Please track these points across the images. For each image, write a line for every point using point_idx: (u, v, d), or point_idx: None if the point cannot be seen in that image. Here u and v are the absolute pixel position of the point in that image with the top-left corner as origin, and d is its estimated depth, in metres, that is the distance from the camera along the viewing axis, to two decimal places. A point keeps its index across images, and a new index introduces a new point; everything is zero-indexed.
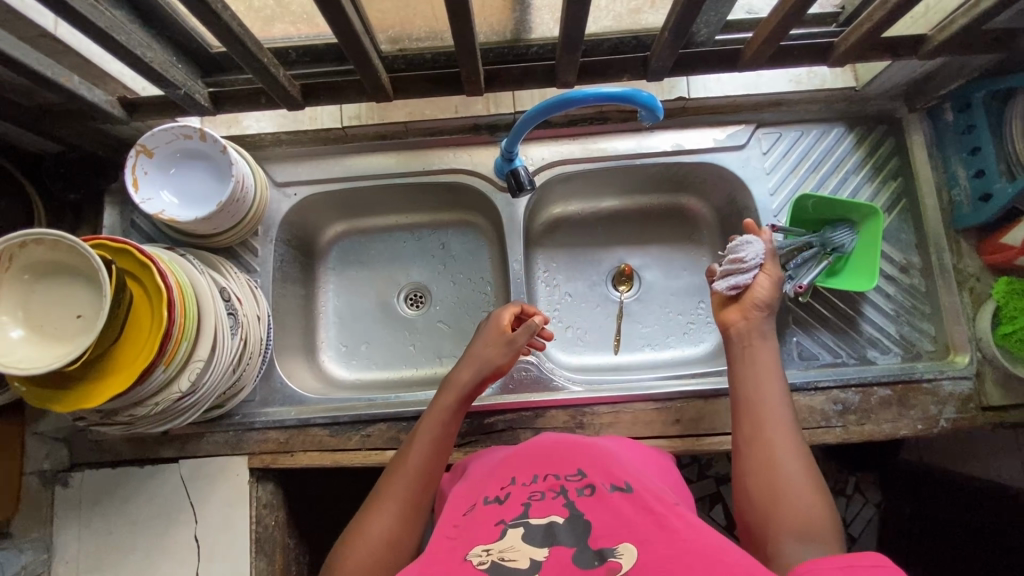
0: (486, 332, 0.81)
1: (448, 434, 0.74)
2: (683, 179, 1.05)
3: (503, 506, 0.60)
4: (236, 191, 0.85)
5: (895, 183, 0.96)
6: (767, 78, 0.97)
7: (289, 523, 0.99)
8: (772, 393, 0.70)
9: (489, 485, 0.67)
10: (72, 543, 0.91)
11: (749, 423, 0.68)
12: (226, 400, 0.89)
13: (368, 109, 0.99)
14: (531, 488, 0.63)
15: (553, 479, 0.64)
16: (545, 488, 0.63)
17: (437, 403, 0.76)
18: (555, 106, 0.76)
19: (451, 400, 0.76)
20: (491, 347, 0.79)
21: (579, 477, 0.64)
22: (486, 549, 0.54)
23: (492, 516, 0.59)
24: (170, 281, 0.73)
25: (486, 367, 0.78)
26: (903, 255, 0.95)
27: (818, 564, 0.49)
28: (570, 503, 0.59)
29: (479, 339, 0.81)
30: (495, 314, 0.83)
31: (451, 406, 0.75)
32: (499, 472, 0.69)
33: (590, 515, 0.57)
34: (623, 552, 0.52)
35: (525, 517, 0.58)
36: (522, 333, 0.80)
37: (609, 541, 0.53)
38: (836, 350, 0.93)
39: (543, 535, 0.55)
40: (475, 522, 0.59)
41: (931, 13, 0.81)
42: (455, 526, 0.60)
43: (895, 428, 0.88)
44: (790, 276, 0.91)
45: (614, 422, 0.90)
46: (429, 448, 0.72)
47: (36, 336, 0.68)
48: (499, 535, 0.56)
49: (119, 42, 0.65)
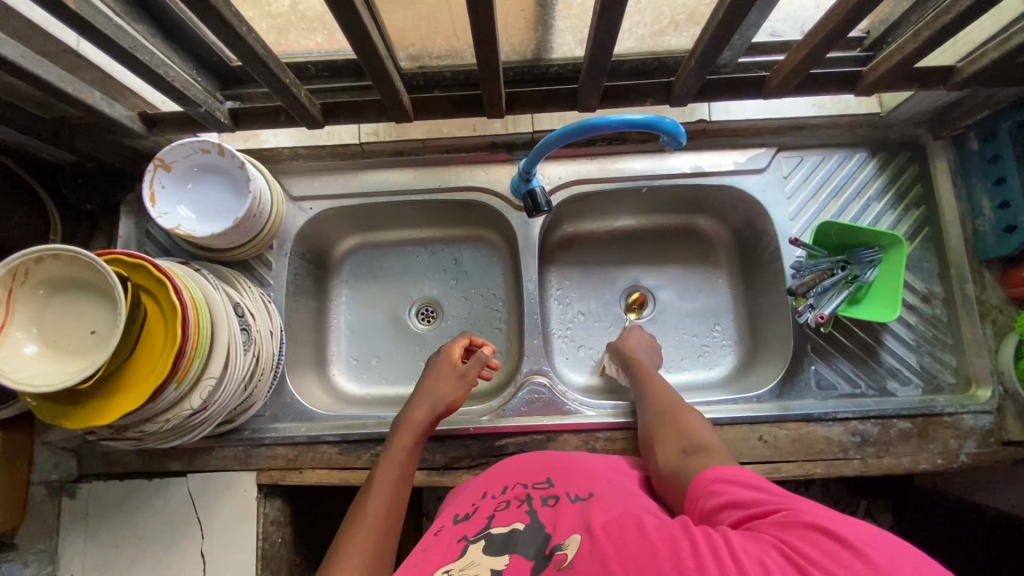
0: (438, 369, 0.88)
1: (405, 474, 0.75)
2: (700, 201, 1.04)
3: (470, 522, 0.62)
4: (253, 208, 0.85)
5: (918, 211, 0.95)
6: (789, 102, 0.95)
7: (296, 539, 0.98)
8: (658, 386, 0.84)
9: (461, 505, 0.68)
10: (78, 554, 0.90)
11: (651, 414, 0.80)
12: (236, 415, 0.88)
13: (386, 127, 0.99)
14: (499, 500, 0.65)
15: (520, 488, 0.66)
16: (511, 497, 0.65)
17: (391, 444, 0.78)
18: (576, 131, 0.75)
19: (408, 439, 0.78)
20: (444, 382, 0.85)
21: (546, 487, 0.65)
22: (446, 570, 0.53)
23: (456, 534, 0.60)
24: (184, 297, 0.72)
25: (441, 404, 0.83)
26: (925, 285, 0.93)
27: (704, 480, 0.60)
28: (532, 511, 0.61)
29: (432, 376, 0.86)
30: (446, 350, 0.90)
31: (407, 446, 0.78)
32: (472, 492, 0.71)
33: (547, 523, 0.58)
34: (570, 544, 0.52)
35: (487, 530, 0.59)
36: (472, 366, 0.88)
37: (560, 538, 0.54)
38: (854, 380, 0.91)
39: (501, 545, 0.56)
40: (442, 540, 0.60)
41: (960, 44, 0.79)
42: (422, 549, 0.61)
43: (915, 462, 0.86)
44: (811, 304, 0.90)
45: (627, 447, 0.89)
46: (389, 489, 0.72)
47: (50, 351, 0.68)
48: (459, 553, 0.56)
49: (141, 62, 0.64)
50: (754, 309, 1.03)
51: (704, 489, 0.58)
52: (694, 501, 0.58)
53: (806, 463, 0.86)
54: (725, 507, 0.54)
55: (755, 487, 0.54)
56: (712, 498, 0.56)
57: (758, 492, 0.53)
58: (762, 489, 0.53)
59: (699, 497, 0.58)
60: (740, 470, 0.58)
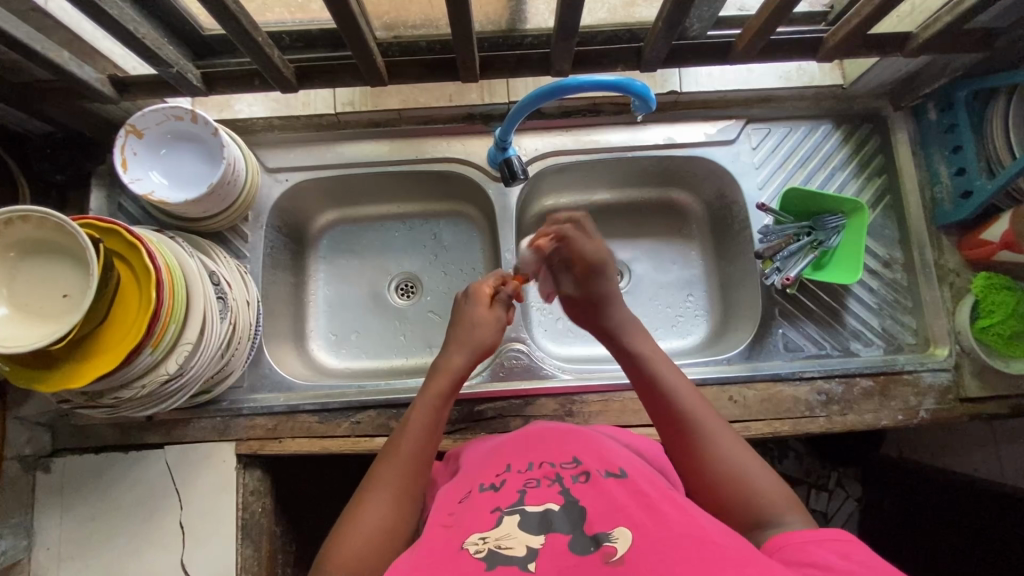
0: (467, 310, 0.79)
1: (444, 414, 0.72)
2: (673, 173, 1.06)
3: (499, 494, 0.60)
4: (228, 174, 0.84)
5: (879, 179, 0.99)
6: (757, 73, 0.98)
7: (276, 511, 0.98)
8: (704, 422, 0.65)
9: (484, 473, 0.66)
10: (53, 529, 0.89)
11: (695, 447, 0.64)
12: (214, 384, 0.88)
13: (362, 96, 0.99)
14: (526, 476, 0.62)
15: (548, 466, 0.63)
16: (540, 475, 0.62)
17: (426, 390, 0.73)
18: (548, 93, 0.76)
19: (443, 386, 0.73)
20: (478, 326, 0.78)
21: (574, 465, 0.63)
22: (482, 538, 0.53)
23: (488, 503, 0.59)
24: (159, 262, 0.71)
25: (477, 348, 0.77)
26: (886, 251, 0.97)
27: (791, 536, 0.53)
28: (565, 490, 0.58)
29: (463, 317, 0.79)
30: (475, 289, 0.81)
31: (444, 390, 0.73)
32: (496, 460, 0.68)
33: (585, 502, 0.56)
34: (618, 536, 0.51)
35: (520, 505, 0.57)
36: (500, 309, 0.81)
37: (605, 525, 0.53)
38: (820, 342, 0.94)
39: (539, 522, 0.55)
40: (471, 510, 0.59)
41: (916, 12, 0.83)
42: (450, 516, 0.59)
43: (876, 418, 0.89)
44: (778, 267, 0.94)
45: (602, 410, 0.91)
46: (422, 433, 0.68)
47: (21, 314, 0.67)
48: (494, 523, 0.55)
49: (111, 16, 0.65)
50: (726, 278, 1.06)
51: (791, 545, 0.52)
52: (776, 552, 0.52)
53: (774, 421, 0.89)
54: (811, 570, 0.48)
55: (852, 561, 0.49)
56: (796, 558, 0.50)
57: (857, 571, 0.48)
58: (863, 570, 0.48)
59: (784, 550, 0.52)
60: (836, 534, 0.51)
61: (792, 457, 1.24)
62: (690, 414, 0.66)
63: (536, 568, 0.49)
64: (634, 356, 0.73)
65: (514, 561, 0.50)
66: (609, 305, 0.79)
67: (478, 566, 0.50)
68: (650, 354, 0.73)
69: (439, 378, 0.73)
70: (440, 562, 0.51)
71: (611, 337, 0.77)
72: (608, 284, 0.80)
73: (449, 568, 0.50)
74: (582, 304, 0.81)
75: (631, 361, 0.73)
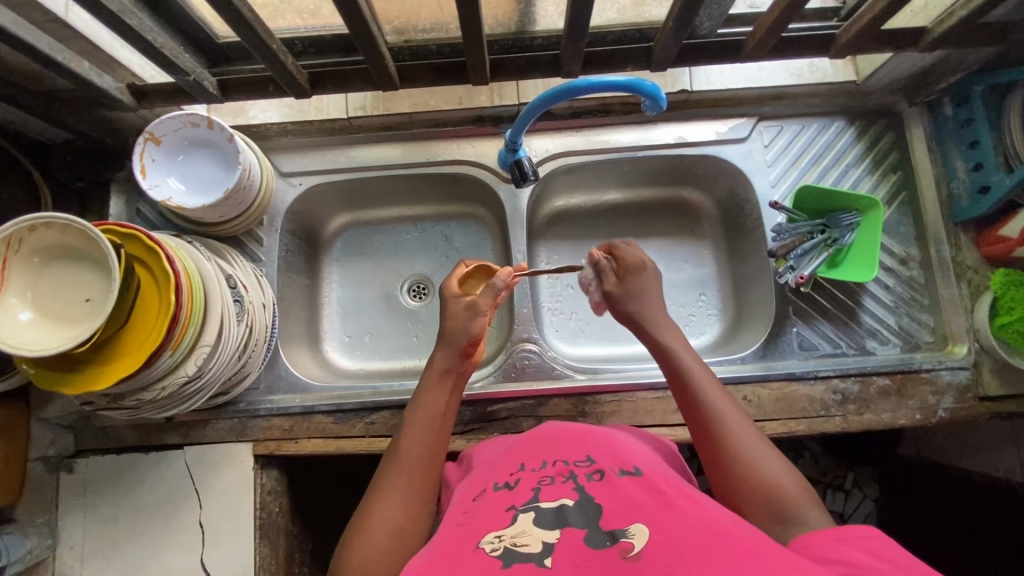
0: (447, 307, 0.79)
1: (445, 411, 0.72)
2: (685, 172, 1.06)
3: (514, 492, 0.60)
4: (243, 179, 0.86)
5: (895, 176, 0.97)
6: (767, 71, 0.99)
7: (292, 511, 0.99)
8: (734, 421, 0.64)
9: (498, 472, 0.66)
10: (77, 529, 0.91)
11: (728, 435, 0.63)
12: (232, 386, 0.89)
13: (373, 100, 1.01)
14: (541, 473, 0.62)
15: (563, 464, 0.64)
16: (555, 473, 0.62)
17: (425, 388, 0.73)
18: (558, 95, 0.76)
19: (438, 384, 0.73)
20: (453, 321, 0.76)
21: (588, 463, 0.63)
22: (498, 536, 0.54)
23: (504, 501, 0.59)
24: (177, 266, 0.73)
25: (458, 343, 0.75)
26: (902, 248, 0.96)
27: (819, 536, 0.52)
28: (579, 487, 0.59)
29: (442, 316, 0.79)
30: (444, 287, 0.81)
31: (442, 389, 0.73)
32: (508, 461, 0.68)
33: (600, 498, 0.57)
34: (635, 533, 0.51)
35: (535, 502, 0.57)
36: (485, 297, 0.77)
37: (621, 522, 0.53)
38: (835, 341, 0.94)
39: (554, 518, 0.55)
40: (487, 508, 0.59)
41: (930, 7, 0.82)
42: (465, 514, 0.60)
43: (894, 417, 0.88)
44: (792, 266, 0.93)
45: (615, 410, 0.91)
46: (421, 432, 0.69)
47: (45, 319, 0.68)
48: (510, 521, 0.55)
49: (130, 26, 0.66)
50: (739, 277, 1.05)
51: (821, 545, 0.51)
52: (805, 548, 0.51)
53: (789, 420, 0.89)
54: (841, 567, 0.48)
55: (884, 561, 0.47)
56: (827, 555, 0.49)
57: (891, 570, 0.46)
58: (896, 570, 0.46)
59: (814, 548, 0.51)
60: (868, 532, 0.50)
61: (808, 457, 1.21)
62: (716, 404, 0.65)
63: (552, 563, 0.49)
64: (663, 350, 0.73)
65: (530, 557, 0.50)
66: (646, 301, 0.78)
67: (493, 563, 0.50)
68: (678, 347, 0.72)
69: (433, 377, 0.74)
70: (456, 561, 0.51)
71: (639, 327, 0.77)
72: (644, 283, 0.79)
73: (466, 564, 0.50)
74: (617, 297, 0.79)
75: (658, 355, 0.73)
